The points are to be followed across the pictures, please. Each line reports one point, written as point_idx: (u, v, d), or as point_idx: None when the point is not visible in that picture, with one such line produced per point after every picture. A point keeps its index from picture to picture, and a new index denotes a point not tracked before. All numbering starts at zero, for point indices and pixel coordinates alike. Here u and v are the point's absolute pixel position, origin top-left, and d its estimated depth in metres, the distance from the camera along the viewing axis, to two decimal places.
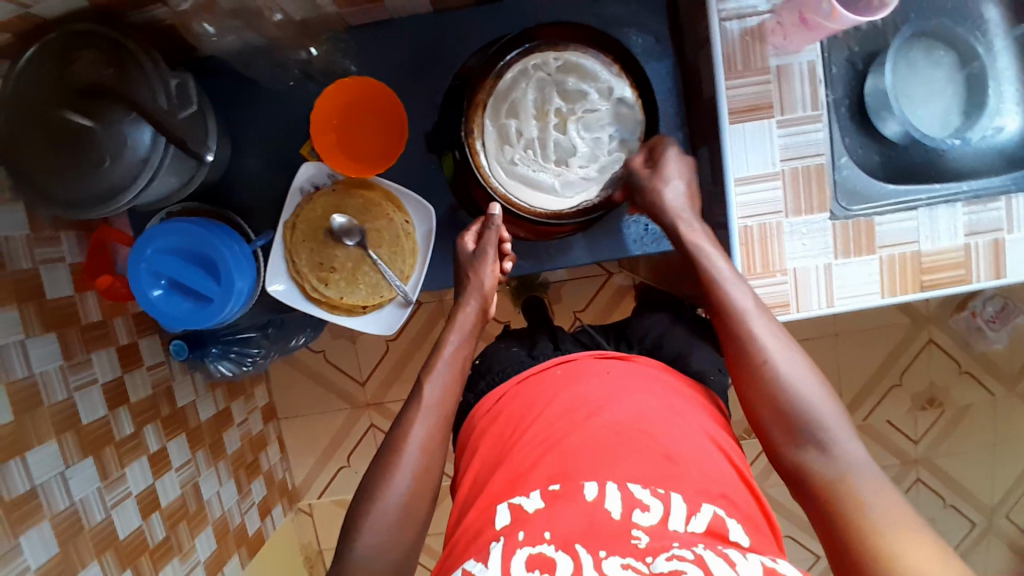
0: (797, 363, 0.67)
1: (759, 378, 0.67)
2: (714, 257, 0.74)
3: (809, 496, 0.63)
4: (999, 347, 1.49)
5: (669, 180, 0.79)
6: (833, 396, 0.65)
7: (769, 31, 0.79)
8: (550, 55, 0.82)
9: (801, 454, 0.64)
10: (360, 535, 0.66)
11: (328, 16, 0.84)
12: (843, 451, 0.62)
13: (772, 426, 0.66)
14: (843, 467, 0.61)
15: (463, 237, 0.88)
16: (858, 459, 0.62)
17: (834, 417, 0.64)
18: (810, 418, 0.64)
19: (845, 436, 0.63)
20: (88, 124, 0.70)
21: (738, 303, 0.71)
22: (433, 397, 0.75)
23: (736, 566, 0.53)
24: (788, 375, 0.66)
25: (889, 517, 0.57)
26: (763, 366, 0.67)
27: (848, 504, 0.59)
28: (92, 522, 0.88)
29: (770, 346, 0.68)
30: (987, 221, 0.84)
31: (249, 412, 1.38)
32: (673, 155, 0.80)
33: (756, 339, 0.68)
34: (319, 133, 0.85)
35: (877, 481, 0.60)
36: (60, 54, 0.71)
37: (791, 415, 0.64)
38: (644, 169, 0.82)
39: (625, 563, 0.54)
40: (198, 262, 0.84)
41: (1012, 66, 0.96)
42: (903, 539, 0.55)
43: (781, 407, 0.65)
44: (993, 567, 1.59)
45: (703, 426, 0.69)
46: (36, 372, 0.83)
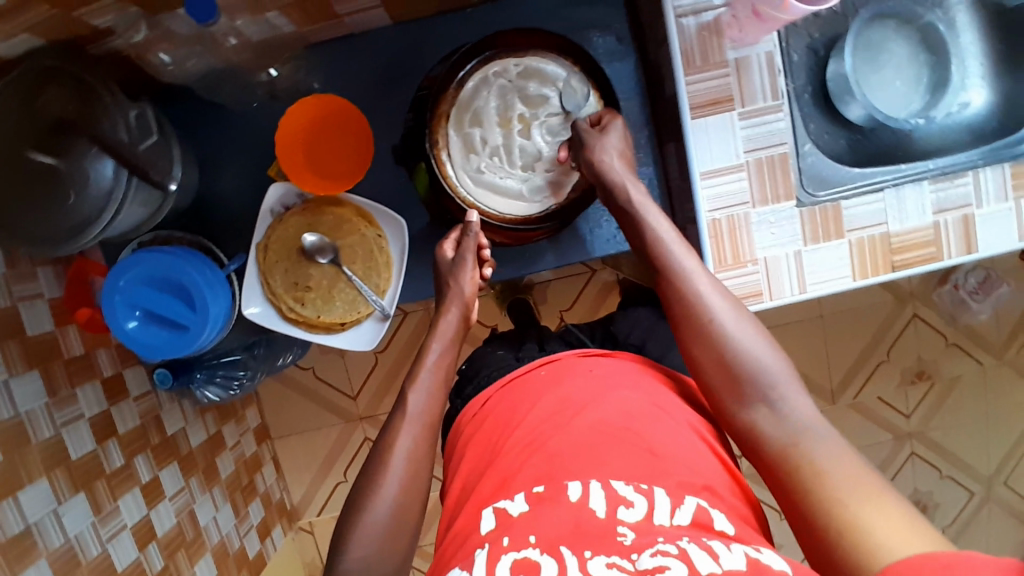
0: (746, 328, 0.69)
1: (709, 339, 0.69)
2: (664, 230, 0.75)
3: (764, 458, 0.64)
4: (984, 318, 1.50)
5: (609, 150, 0.79)
6: (781, 359, 0.67)
7: (726, 25, 0.79)
8: (510, 61, 0.82)
9: (754, 416, 0.65)
10: (350, 544, 0.66)
11: (286, 37, 0.85)
12: (793, 409, 0.64)
13: (722, 388, 0.68)
14: (796, 429, 0.63)
15: (443, 245, 0.86)
16: (809, 420, 0.63)
17: (783, 379, 0.66)
18: (761, 378, 0.66)
19: (795, 399, 0.65)
20: (52, 162, 0.71)
21: (688, 271, 0.72)
22: (417, 407, 0.75)
23: (719, 560, 0.52)
24: (738, 335, 0.68)
25: (849, 478, 0.57)
26: (714, 333, 0.68)
27: (805, 467, 0.59)
28: (89, 556, 0.88)
29: (717, 307, 0.69)
30: (954, 198, 0.84)
31: (241, 434, 1.37)
32: (616, 128, 0.81)
33: (704, 301, 0.70)
34: (285, 154, 0.85)
35: (830, 442, 0.61)
36: (27, 90, 0.70)
37: (743, 375, 0.66)
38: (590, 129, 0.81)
39: (610, 562, 0.53)
40: (174, 291, 0.85)
41: (974, 40, 0.96)
42: (864, 501, 0.55)
43: (733, 368, 0.67)
44: (994, 535, 1.60)
45: (684, 415, 0.69)
46: (21, 411, 0.83)
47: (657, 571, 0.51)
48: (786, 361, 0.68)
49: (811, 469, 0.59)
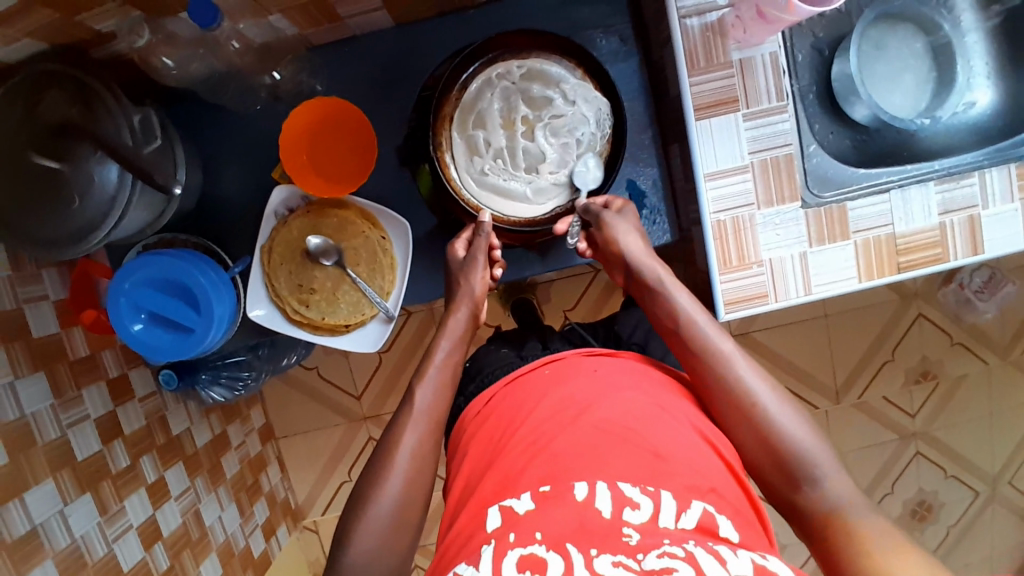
0: (785, 408, 0.69)
1: (751, 421, 0.69)
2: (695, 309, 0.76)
3: (812, 533, 0.65)
4: (989, 317, 1.50)
5: (630, 232, 0.81)
6: (822, 437, 0.68)
7: (730, 25, 0.79)
8: (512, 63, 0.82)
9: (799, 493, 0.66)
10: (358, 543, 0.66)
11: (288, 39, 0.85)
12: (833, 484, 0.65)
13: (770, 472, 0.68)
14: (839, 506, 0.64)
15: (455, 244, 0.86)
16: (852, 495, 0.64)
17: (825, 456, 0.66)
18: (802, 460, 0.66)
19: (837, 474, 0.66)
20: (57, 166, 0.71)
21: (724, 350, 0.72)
22: (424, 403, 0.75)
23: (726, 564, 0.52)
24: (778, 417, 0.68)
25: (893, 547, 0.58)
26: (755, 411, 0.69)
27: (849, 538, 0.61)
28: (95, 557, 0.89)
29: (754, 390, 0.70)
30: (960, 199, 0.84)
31: (246, 434, 1.38)
32: (629, 213, 0.83)
33: (744, 383, 0.70)
34: (291, 156, 0.86)
35: (873, 519, 0.62)
36: (29, 93, 0.71)
37: (787, 458, 0.67)
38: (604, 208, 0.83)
39: (616, 562, 0.53)
40: (178, 293, 0.85)
41: (980, 40, 0.95)
42: (907, 567, 0.56)
43: (774, 452, 0.67)
44: (997, 534, 1.60)
45: (687, 416, 0.69)
46: (27, 412, 0.83)
47: (663, 572, 0.51)
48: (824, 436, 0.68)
49: (855, 540, 0.60)
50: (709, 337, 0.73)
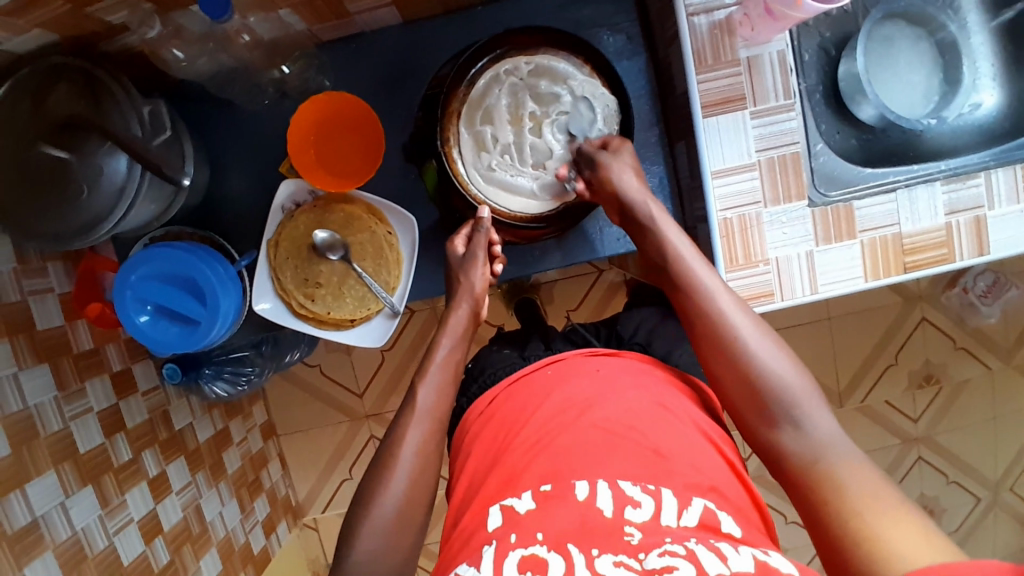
0: (766, 342, 0.69)
1: (728, 353, 0.69)
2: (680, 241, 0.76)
3: (786, 471, 0.65)
4: (992, 322, 1.50)
5: (621, 172, 0.80)
6: (801, 374, 0.67)
7: (738, 23, 0.79)
8: (520, 60, 0.82)
9: (775, 432, 0.66)
10: (360, 538, 0.66)
11: (298, 35, 0.85)
12: (813, 424, 0.65)
13: (746, 408, 0.68)
14: (816, 444, 0.64)
15: (453, 240, 0.86)
16: (830, 434, 0.64)
17: (803, 393, 0.66)
18: (781, 396, 0.66)
19: (816, 414, 0.65)
20: (65, 156, 0.70)
21: (706, 284, 0.72)
22: (426, 402, 0.75)
23: (728, 561, 0.52)
24: (758, 348, 0.68)
25: (870, 493, 0.58)
26: (733, 343, 0.69)
27: (825, 481, 0.61)
28: (95, 550, 0.89)
29: (738, 323, 0.69)
30: (966, 199, 0.84)
31: (247, 430, 1.37)
32: (629, 151, 0.82)
33: (725, 317, 0.70)
34: (298, 152, 0.86)
35: (849, 456, 0.62)
36: (38, 88, 0.71)
37: (763, 391, 0.66)
38: (598, 149, 0.82)
39: (618, 561, 0.53)
40: (184, 287, 0.85)
41: (986, 41, 0.95)
42: (880, 514, 0.56)
43: (751, 385, 0.67)
44: (999, 540, 1.59)
45: (690, 414, 0.69)
46: (30, 404, 0.83)
47: (664, 571, 0.51)
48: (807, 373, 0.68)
49: (833, 485, 0.60)
50: (692, 267, 0.73)
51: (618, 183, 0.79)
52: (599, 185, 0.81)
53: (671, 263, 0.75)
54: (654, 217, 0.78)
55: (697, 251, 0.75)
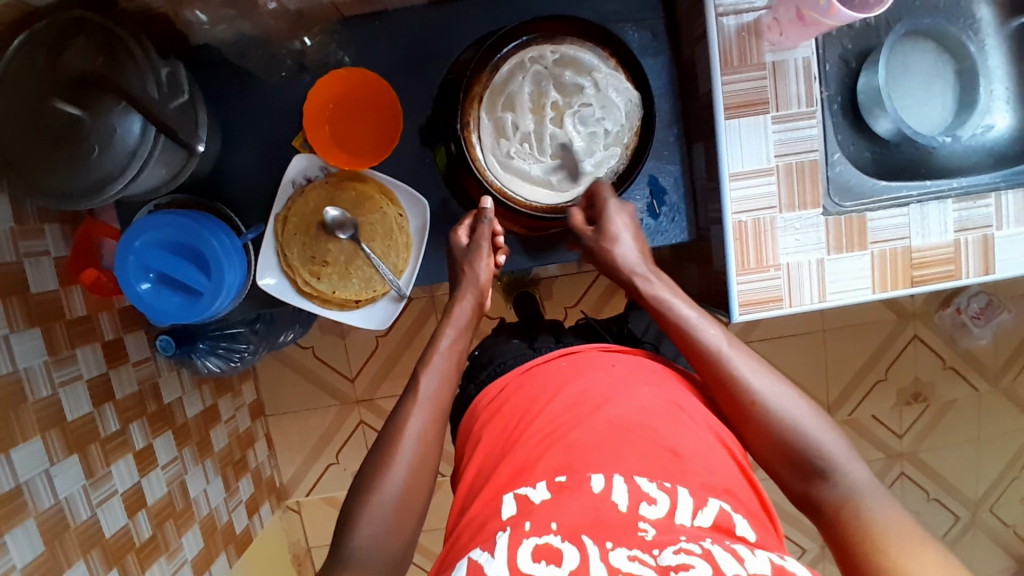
0: (788, 397, 0.68)
1: (753, 416, 0.68)
2: (682, 307, 0.75)
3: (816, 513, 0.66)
4: (983, 343, 1.51)
5: (617, 239, 0.80)
6: (825, 422, 0.67)
7: (766, 27, 0.79)
8: (546, 48, 0.82)
9: (807, 482, 0.66)
10: (360, 521, 0.65)
11: (322, 7, 0.84)
12: (845, 470, 0.65)
13: (778, 463, 0.68)
14: (847, 492, 0.64)
15: (457, 231, 0.86)
16: (861, 480, 0.64)
17: (832, 442, 0.66)
18: (811, 448, 0.66)
19: (847, 462, 0.65)
20: (77, 114, 0.68)
21: (715, 348, 0.71)
22: (429, 390, 0.74)
23: (743, 562, 0.52)
24: (781, 410, 0.67)
25: (897, 532, 0.60)
26: (755, 405, 0.68)
27: (853, 520, 0.63)
28: (78, 520, 0.87)
29: (756, 385, 0.68)
30: (976, 218, 0.85)
31: (236, 409, 1.36)
32: (614, 207, 0.80)
33: (745, 382, 0.69)
34: (314, 128, 0.86)
35: (881, 502, 0.63)
36: (54, 42, 0.69)
37: (795, 450, 0.66)
38: (587, 227, 0.82)
39: (632, 556, 0.53)
40: (188, 256, 0.83)
41: (1002, 64, 0.96)
42: (908, 550, 0.58)
43: (780, 440, 0.67)
44: (975, 559, 1.61)
45: (706, 417, 0.68)
46: (19, 367, 0.81)
47: (680, 568, 0.51)
48: (831, 423, 0.68)
49: (862, 524, 0.62)
50: (698, 335, 0.72)
51: (617, 255, 0.79)
52: (601, 257, 0.81)
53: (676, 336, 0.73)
54: (657, 292, 0.76)
55: (703, 313, 0.74)
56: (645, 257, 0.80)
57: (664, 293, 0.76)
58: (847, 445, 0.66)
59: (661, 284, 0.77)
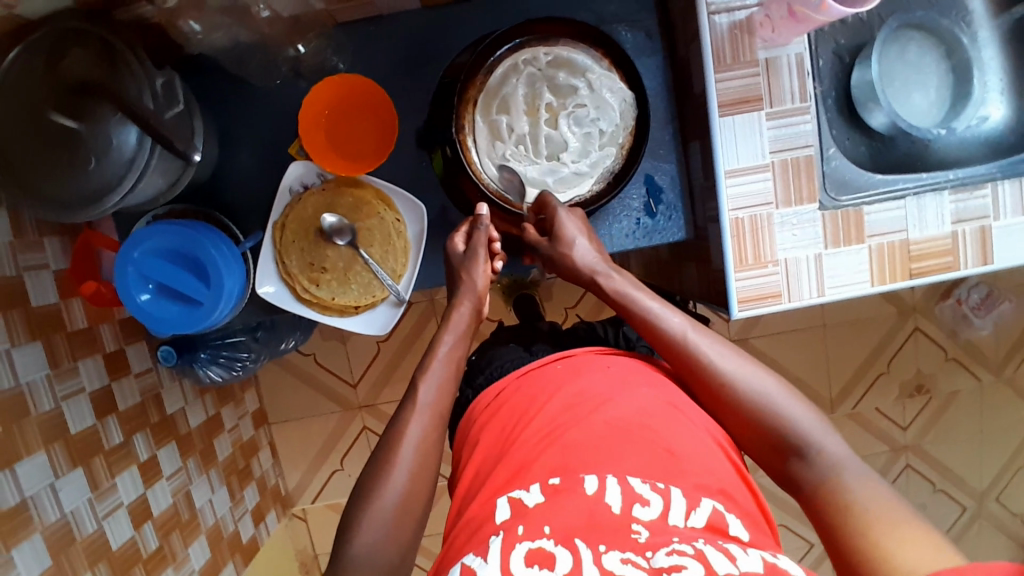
0: (755, 376, 0.70)
1: (724, 398, 0.70)
2: (645, 299, 0.78)
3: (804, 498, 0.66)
4: (984, 334, 1.51)
5: (573, 242, 0.81)
6: (797, 400, 0.69)
7: (758, 24, 0.79)
8: (540, 50, 0.82)
9: (789, 463, 0.67)
10: (360, 527, 0.65)
11: (316, 14, 0.84)
12: (823, 448, 0.66)
13: (759, 444, 0.69)
14: (827, 470, 0.65)
15: (454, 238, 0.86)
16: (839, 457, 0.65)
17: (806, 420, 0.67)
18: (788, 428, 0.67)
19: (823, 439, 0.66)
20: (75, 126, 0.69)
21: (679, 335, 0.73)
22: (428, 396, 0.74)
23: (736, 562, 0.52)
24: (750, 386, 0.69)
25: (883, 511, 0.59)
26: (723, 388, 0.70)
27: (839, 502, 0.62)
28: (84, 533, 0.87)
29: (722, 366, 0.70)
30: (973, 209, 0.85)
31: (239, 418, 1.36)
32: (564, 215, 0.81)
33: (711, 365, 0.71)
34: (308, 132, 0.85)
35: (860, 478, 0.63)
36: (52, 49, 0.69)
37: (770, 428, 0.68)
38: (543, 240, 0.84)
39: (625, 558, 0.53)
40: (188, 265, 0.83)
41: (996, 56, 0.96)
42: (894, 529, 0.57)
43: (755, 420, 0.68)
44: (982, 550, 1.61)
45: (703, 420, 0.68)
46: (22, 381, 0.81)
47: (673, 570, 0.51)
48: (807, 402, 0.69)
49: (842, 503, 0.62)
50: (661, 324, 0.75)
51: (578, 256, 0.81)
52: (561, 261, 0.83)
53: (641, 327, 0.76)
54: (619, 286, 0.80)
55: (664, 302, 0.77)
56: (604, 256, 0.83)
57: (626, 287, 0.79)
58: (823, 422, 0.68)
59: (622, 279, 0.80)
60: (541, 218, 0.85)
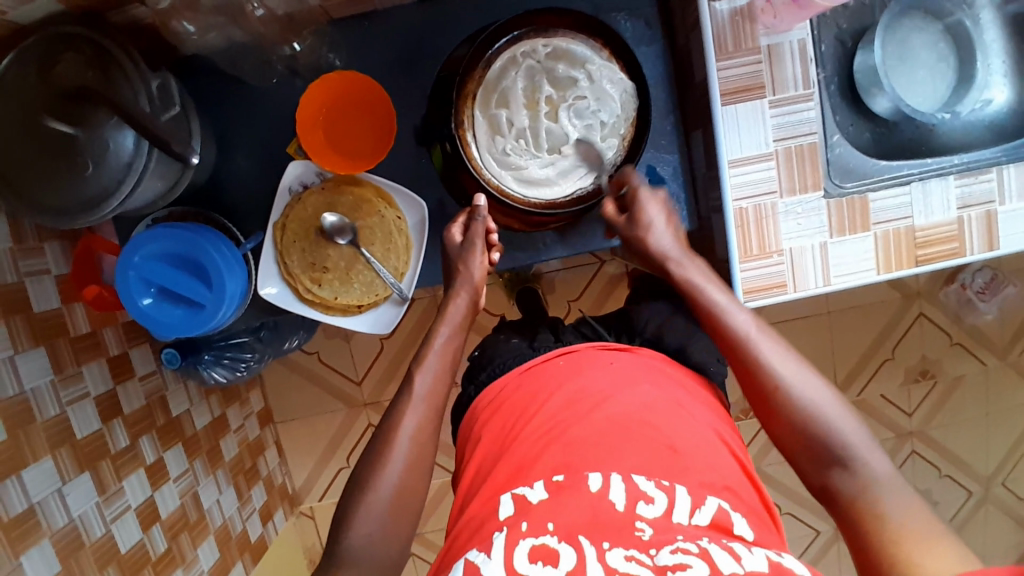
0: (813, 386, 0.69)
1: (777, 403, 0.69)
2: (713, 291, 0.76)
3: (836, 508, 0.65)
4: (989, 318, 1.51)
5: (651, 227, 0.80)
6: (852, 415, 0.67)
7: (759, 10, 0.78)
8: (539, 42, 0.81)
9: (827, 472, 0.66)
10: (356, 520, 0.65)
11: (311, 11, 0.83)
12: (866, 463, 0.64)
13: (799, 452, 0.68)
14: (866, 483, 0.63)
15: (451, 229, 0.85)
16: (884, 474, 0.64)
17: (855, 434, 0.66)
18: (832, 438, 0.66)
19: (869, 455, 0.65)
20: (70, 131, 0.68)
21: (743, 331, 0.72)
22: (423, 389, 0.73)
23: (740, 560, 0.52)
24: (805, 397, 0.68)
25: (913, 523, 0.59)
26: (776, 393, 0.69)
27: (869, 514, 0.62)
28: (92, 537, 0.87)
29: (782, 372, 0.69)
30: (980, 194, 0.84)
31: (245, 418, 1.36)
32: (648, 198, 0.81)
33: (770, 368, 0.70)
34: (307, 132, 0.85)
35: (901, 496, 0.62)
36: (43, 57, 0.69)
37: (816, 438, 0.66)
38: (619, 217, 0.83)
39: (628, 556, 0.53)
40: (188, 268, 0.83)
41: (999, 37, 0.95)
42: (924, 543, 0.57)
43: (801, 426, 0.67)
44: (989, 534, 1.61)
45: (711, 423, 0.67)
46: (26, 388, 0.81)
47: (677, 569, 0.50)
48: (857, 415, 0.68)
49: (876, 518, 0.61)
50: (727, 318, 0.74)
51: (653, 241, 0.80)
52: (633, 244, 0.82)
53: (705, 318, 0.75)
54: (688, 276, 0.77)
55: (732, 298, 0.75)
56: (682, 244, 0.80)
57: (695, 275, 0.77)
58: (871, 436, 0.66)
59: (693, 268, 0.78)
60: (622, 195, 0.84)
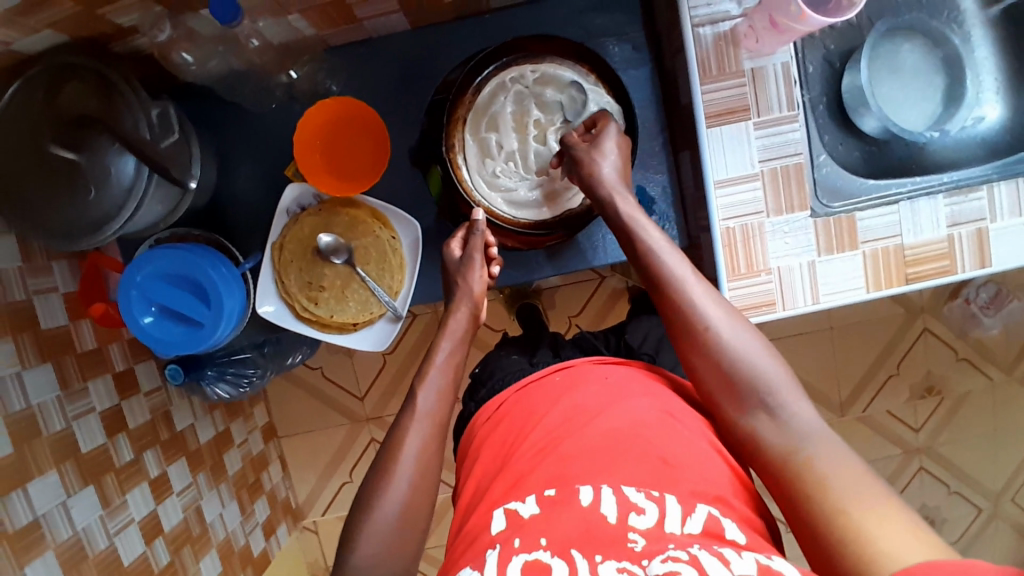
0: (741, 331, 0.68)
1: (705, 346, 0.68)
2: (653, 232, 0.75)
3: (763, 464, 0.63)
4: (995, 333, 1.49)
5: (606, 155, 0.79)
6: (777, 360, 0.67)
7: (742, 35, 0.80)
8: (527, 68, 0.84)
9: (749, 419, 0.65)
10: (360, 541, 0.66)
11: (307, 40, 0.86)
12: (792, 414, 0.63)
13: (717, 394, 0.67)
14: (794, 433, 0.62)
15: (450, 243, 0.87)
16: (811, 425, 0.63)
17: (780, 380, 0.65)
18: (758, 383, 0.65)
19: (793, 401, 0.64)
20: (73, 158, 0.72)
21: (677, 274, 0.72)
22: (427, 404, 0.74)
23: (730, 566, 0.52)
24: (734, 340, 0.67)
25: (846, 477, 0.57)
26: (705, 334, 0.68)
27: (806, 476, 0.59)
28: (96, 549, 0.89)
29: (711, 315, 0.69)
30: (969, 212, 0.84)
31: (249, 432, 1.38)
32: (612, 133, 0.80)
33: (699, 309, 0.69)
34: (304, 157, 0.86)
35: (829, 446, 0.60)
36: (47, 86, 0.71)
37: (741, 382, 0.65)
38: (581, 142, 0.81)
39: (621, 568, 0.53)
40: (189, 288, 0.85)
41: (990, 55, 0.96)
42: (864, 506, 0.55)
43: (726, 370, 0.66)
44: (1000, 552, 1.59)
45: (698, 426, 0.67)
46: (33, 402, 0.84)
47: None
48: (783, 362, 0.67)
49: (811, 473, 0.59)
50: (663, 259, 0.73)
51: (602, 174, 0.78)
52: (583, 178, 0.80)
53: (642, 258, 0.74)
54: (629, 214, 0.77)
55: (671, 242, 0.75)
56: (625, 181, 0.80)
57: (639, 215, 0.77)
58: (794, 380, 0.66)
59: (636, 207, 0.78)
60: (587, 135, 0.82)
